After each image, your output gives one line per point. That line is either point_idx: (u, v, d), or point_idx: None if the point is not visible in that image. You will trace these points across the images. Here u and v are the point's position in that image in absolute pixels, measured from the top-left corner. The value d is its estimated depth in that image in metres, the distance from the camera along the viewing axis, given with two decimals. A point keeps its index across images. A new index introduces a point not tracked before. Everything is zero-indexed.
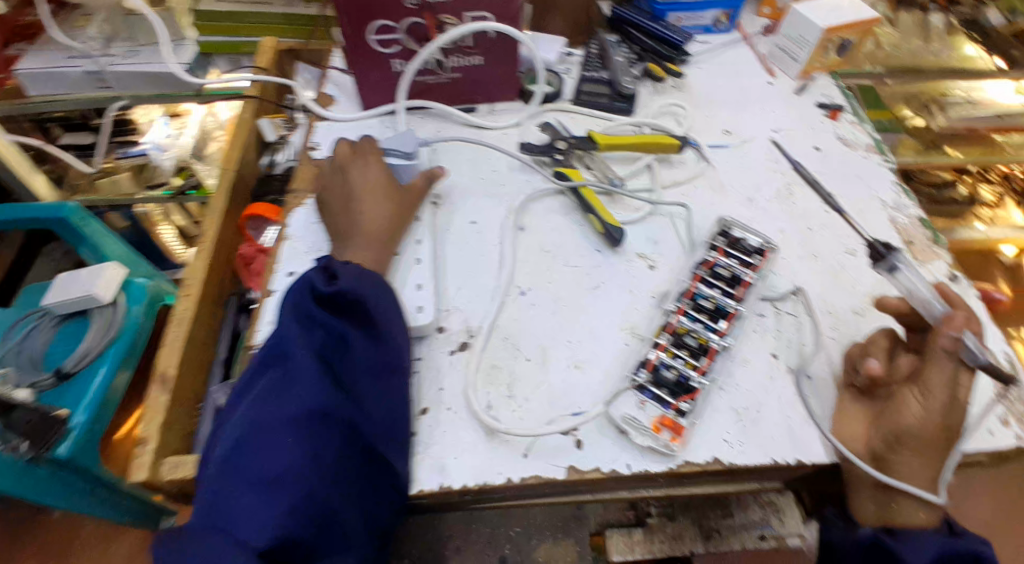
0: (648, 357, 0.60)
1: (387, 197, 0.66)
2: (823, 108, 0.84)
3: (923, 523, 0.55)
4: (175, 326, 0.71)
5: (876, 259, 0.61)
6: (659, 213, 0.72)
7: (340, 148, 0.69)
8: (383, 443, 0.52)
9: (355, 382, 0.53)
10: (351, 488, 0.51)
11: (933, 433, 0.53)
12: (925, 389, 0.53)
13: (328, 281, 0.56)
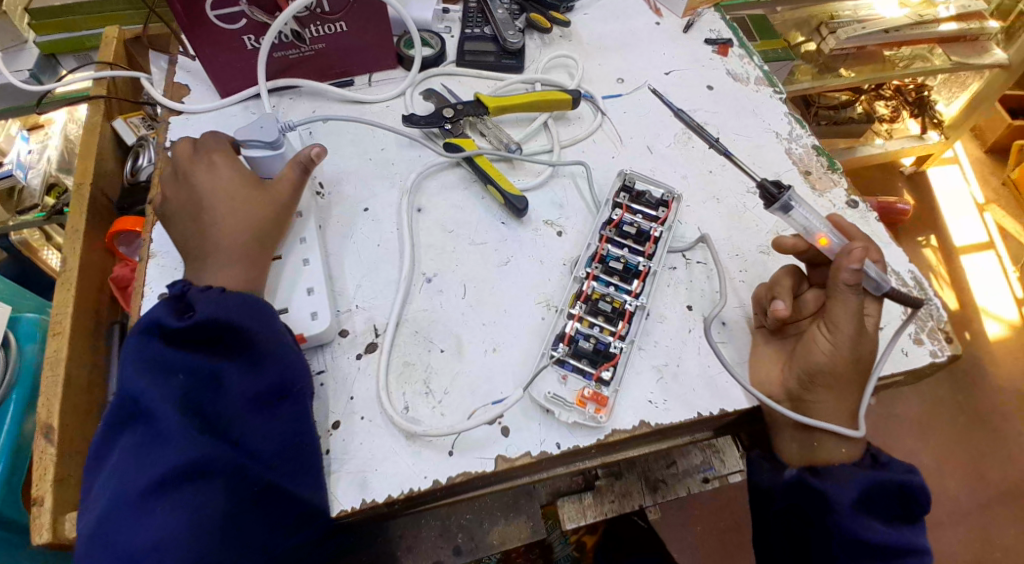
0: (565, 329, 0.57)
1: (244, 198, 0.58)
2: (712, 45, 0.83)
3: (845, 457, 0.56)
4: (49, 370, 0.66)
5: (770, 202, 0.57)
6: (560, 174, 0.69)
7: (181, 148, 0.61)
8: (275, 479, 0.48)
9: (232, 422, 0.48)
10: (246, 535, 0.47)
11: (843, 366, 0.54)
12: (833, 326, 0.54)
13: (181, 313, 0.50)
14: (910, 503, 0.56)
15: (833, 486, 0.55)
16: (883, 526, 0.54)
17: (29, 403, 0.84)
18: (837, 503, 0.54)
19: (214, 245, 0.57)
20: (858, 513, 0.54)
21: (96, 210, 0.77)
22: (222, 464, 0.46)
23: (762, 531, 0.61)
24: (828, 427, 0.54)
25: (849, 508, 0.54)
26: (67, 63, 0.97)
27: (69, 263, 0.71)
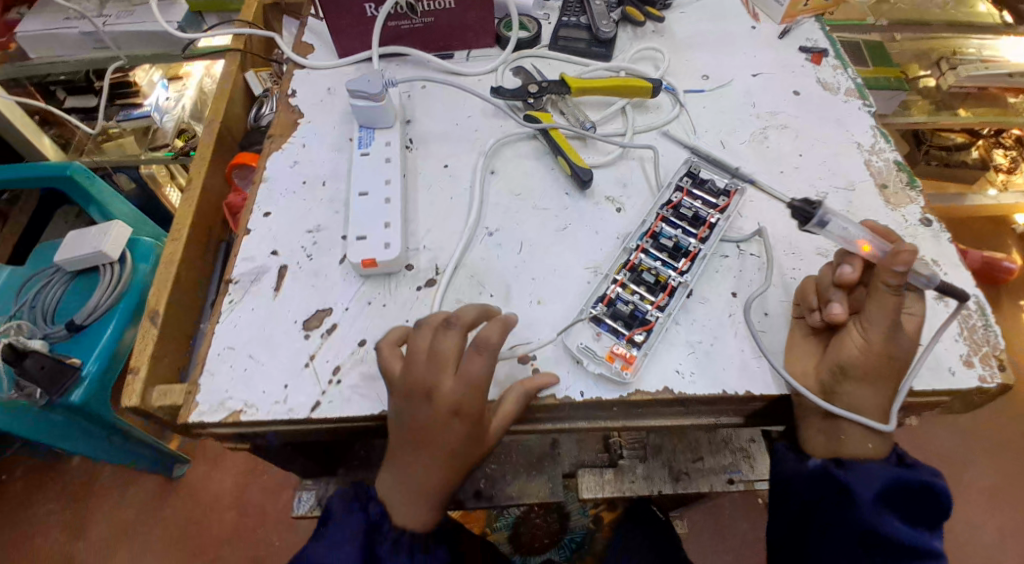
0: (607, 291, 0.62)
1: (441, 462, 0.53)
2: (805, 53, 0.84)
3: (871, 454, 0.57)
4: (164, 266, 0.76)
5: (805, 219, 0.59)
6: (629, 156, 0.73)
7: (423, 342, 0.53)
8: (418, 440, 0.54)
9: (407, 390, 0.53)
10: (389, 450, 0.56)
11: (873, 362, 0.55)
12: (866, 323, 0.55)
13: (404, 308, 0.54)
14: (931, 509, 0.56)
15: (851, 477, 0.56)
16: (899, 525, 0.55)
17: (134, 312, 1.11)
18: (853, 494, 0.56)
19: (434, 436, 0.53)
20: (875, 506, 0.55)
21: (220, 144, 0.88)
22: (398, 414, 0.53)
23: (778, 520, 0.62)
24: (851, 416, 0.55)
25: (866, 501, 0.55)
26: (210, 20, 1.10)
27: (192, 185, 0.82)
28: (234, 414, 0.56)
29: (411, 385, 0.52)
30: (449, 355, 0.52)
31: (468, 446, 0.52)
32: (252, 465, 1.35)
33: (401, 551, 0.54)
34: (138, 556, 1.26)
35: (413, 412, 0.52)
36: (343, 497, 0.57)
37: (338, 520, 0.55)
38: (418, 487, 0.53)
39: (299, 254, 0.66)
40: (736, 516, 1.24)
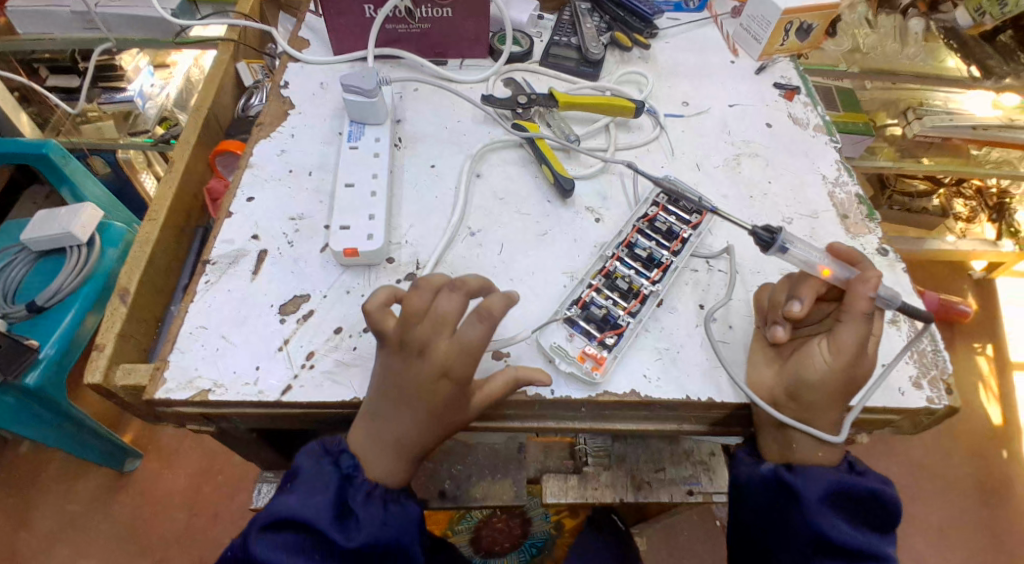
0: (582, 295, 0.64)
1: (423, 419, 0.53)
2: (780, 89, 0.88)
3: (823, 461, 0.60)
4: (139, 246, 0.75)
5: (765, 245, 0.62)
6: (610, 171, 0.75)
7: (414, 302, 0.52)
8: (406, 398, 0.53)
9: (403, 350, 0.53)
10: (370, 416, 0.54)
11: (831, 384, 0.56)
12: (835, 347, 0.56)
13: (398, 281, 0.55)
14: (878, 513, 0.59)
15: (808, 479, 0.59)
16: (848, 528, 0.58)
17: (97, 299, 1.09)
18: (810, 496, 0.58)
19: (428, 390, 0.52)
20: (827, 510, 0.58)
21: (205, 131, 0.88)
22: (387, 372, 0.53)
23: (737, 522, 0.65)
24: (804, 428, 0.58)
25: (819, 504, 0.58)
26: (205, 11, 1.11)
27: (175, 168, 0.82)
28: (201, 393, 0.56)
29: (403, 341, 0.52)
30: (446, 316, 0.52)
31: (452, 405, 0.53)
32: (210, 463, 1.31)
33: (373, 501, 0.53)
34: (82, 550, 1.21)
35: (402, 367, 0.53)
36: (310, 450, 0.55)
37: (307, 474, 0.53)
38: (393, 437, 0.54)
39: (280, 240, 0.66)
40: (691, 539, 1.26)
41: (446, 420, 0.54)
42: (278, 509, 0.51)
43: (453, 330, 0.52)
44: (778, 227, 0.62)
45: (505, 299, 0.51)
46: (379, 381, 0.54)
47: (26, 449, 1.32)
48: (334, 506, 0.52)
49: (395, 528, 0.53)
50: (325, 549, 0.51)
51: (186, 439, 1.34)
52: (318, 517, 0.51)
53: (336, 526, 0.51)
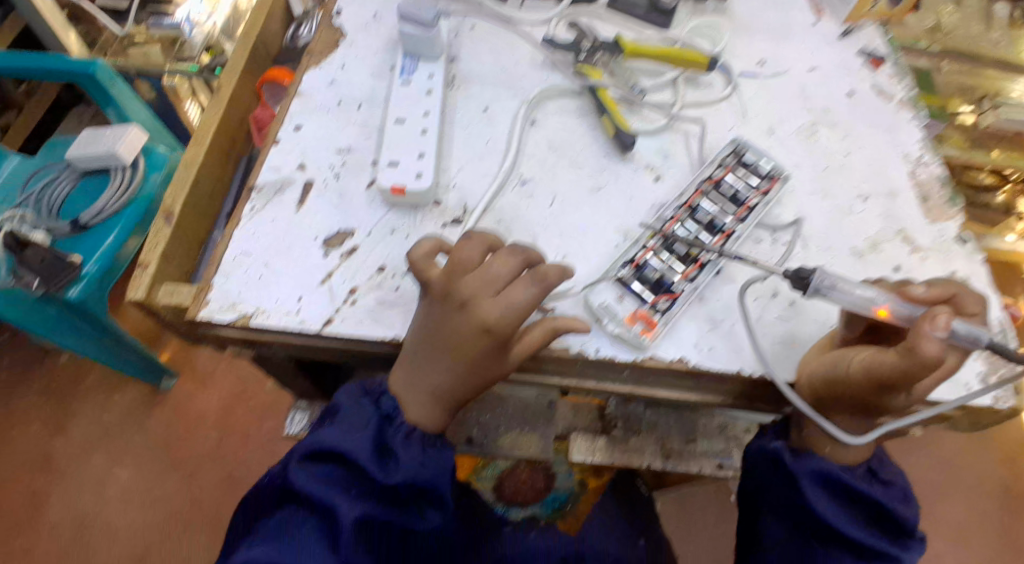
0: (636, 256, 0.61)
1: (462, 374, 0.51)
2: (864, 56, 0.81)
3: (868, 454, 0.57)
4: (184, 168, 0.73)
5: (802, 288, 0.55)
6: (674, 128, 0.71)
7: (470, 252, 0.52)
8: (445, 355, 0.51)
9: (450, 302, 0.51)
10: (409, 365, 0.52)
11: (860, 392, 0.52)
12: (870, 368, 0.50)
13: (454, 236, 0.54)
14: (886, 521, 0.55)
15: (813, 467, 0.55)
16: (847, 525, 0.55)
17: (139, 222, 1.09)
18: (810, 484, 0.55)
19: (463, 348, 0.50)
20: (826, 498, 0.55)
21: (254, 57, 0.86)
22: (431, 324, 0.51)
23: (742, 492, 0.64)
24: (819, 421, 0.53)
25: (817, 491, 0.55)
26: None
27: (221, 92, 0.80)
28: (244, 317, 0.55)
29: (448, 291, 0.51)
30: (497, 272, 0.50)
31: (489, 360, 0.51)
32: (242, 387, 1.33)
33: (413, 442, 0.52)
34: (116, 460, 1.25)
35: (441, 318, 0.51)
36: (350, 390, 0.55)
37: (347, 410, 0.52)
38: (429, 387, 0.52)
39: (327, 172, 0.64)
40: (703, 511, 1.25)
41: (481, 374, 0.52)
42: (317, 440, 0.51)
43: (498, 285, 0.50)
44: (817, 268, 0.55)
45: (560, 268, 0.50)
46: (418, 327, 0.52)
47: (67, 362, 1.36)
48: (374, 443, 0.51)
49: (433, 470, 0.52)
50: (363, 482, 0.50)
51: (220, 365, 1.36)
52: (359, 451, 0.50)
53: (375, 463, 0.50)
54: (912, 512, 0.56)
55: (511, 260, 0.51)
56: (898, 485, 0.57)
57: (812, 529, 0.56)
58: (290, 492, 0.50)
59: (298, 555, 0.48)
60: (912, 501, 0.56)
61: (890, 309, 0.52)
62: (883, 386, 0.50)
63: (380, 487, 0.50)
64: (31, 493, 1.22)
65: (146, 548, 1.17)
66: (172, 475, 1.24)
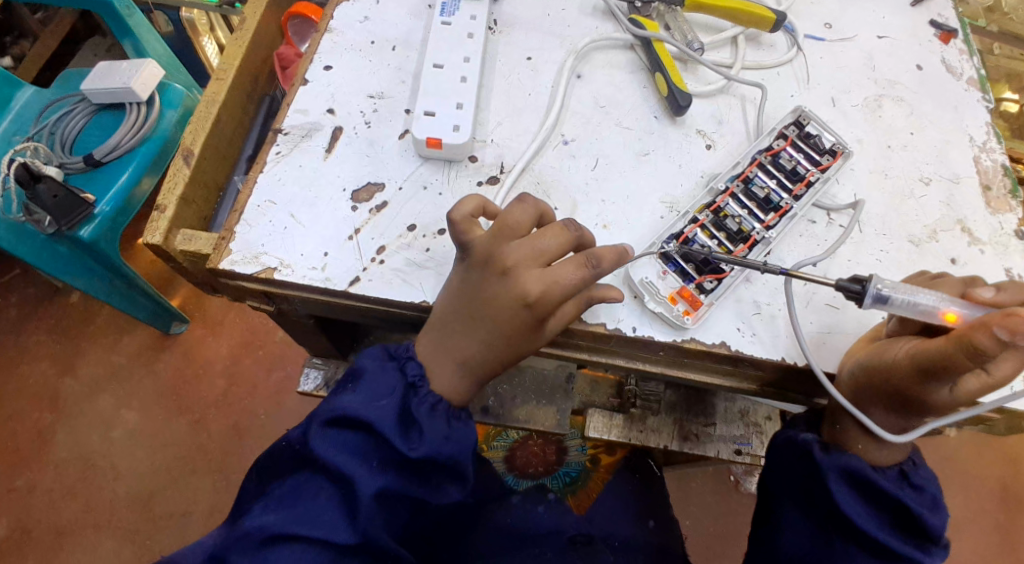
0: (683, 230, 0.57)
1: (497, 346, 0.49)
2: (934, 28, 0.75)
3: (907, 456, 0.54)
4: (204, 107, 0.69)
5: (858, 300, 0.51)
6: (731, 92, 0.66)
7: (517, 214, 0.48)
8: (479, 323, 0.49)
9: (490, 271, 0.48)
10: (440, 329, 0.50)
11: (901, 380, 0.49)
12: (918, 352, 0.47)
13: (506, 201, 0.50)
14: (913, 525, 0.52)
15: (842, 462, 0.53)
16: (870, 525, 0.52)
17: (154, 161, 1.06)
18: (836, 478, 0.53)
19: (502, 319, 0.48)
20: (851, 496, 0.53)
21: None
22: (468, 292, 0.49)
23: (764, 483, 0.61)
24: (856, 415, 0.50)
25: (842, 487, 0.53)
26: None
27: (246, 25, 0.75)
28: (267, 270, 0.53)
29: (491, 256, 0.48)
30: (544, 244, 0.47)
31: (524, 333, 0.48)
32: (251, 337, 1.33)
33: (438, 415, 0.50)
34: (124, 401, 1.25)
35: (480, 284, 0.48)
36: (374, 353, 0.53)
37: (371, 375, 0.50)
38: (461, 355, 0.50)
39: (357, 119, 0.60)
40: (703, 489, 1.22)
41: (517, 347, 0.49)
42: (339, 406, 0.48)
43: (545, 257, 0.48)
44: (872, 275, 0.50)
45: (618, 253, 0.48)
46: (454, 291, 0.49)
47: (79, 299, 1.35)
48: (397, 413, 0.49)
49: (457, 445, 0.49)
50: (385, 454, 0.48)
51: (231, 311, 1.34)
52: (382, 421, 0.48)
53: (399, 433, 0.48)
54: (942, 520, 0.52)
55: (562, 232, 0.48)
56: (930, 491, 0.53)
57: (833, 525, 0.54)
58: (311, 456, 0.48)
59: (315, 523, 0.47)
60: (943, 509, 0.53)
61: (957, 313, 0.48)
62: (928, 373, 0.47)
63: (402, 458, 0.48)
64: (41, 428, 1.23)
65: (153, 490, 1.18)
66: (180, 419, 1.24)
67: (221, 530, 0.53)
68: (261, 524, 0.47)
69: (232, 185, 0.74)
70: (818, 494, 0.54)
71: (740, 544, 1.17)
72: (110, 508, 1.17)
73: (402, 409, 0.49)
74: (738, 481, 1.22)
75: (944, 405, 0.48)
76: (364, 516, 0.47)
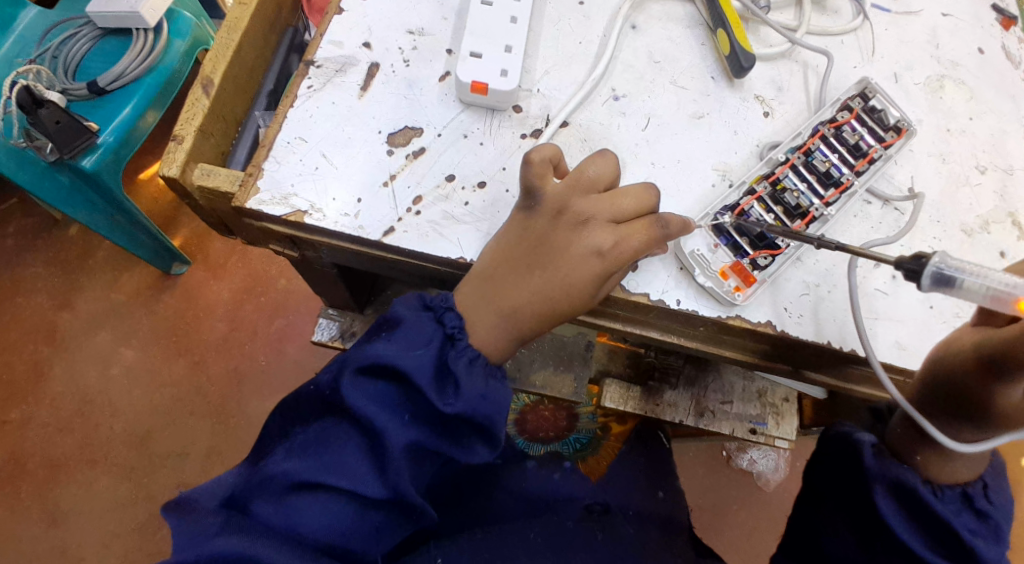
0: (737, 203, 0.54)
1: (553, 302, 0.47)
2: (996, 12, 0.69)
3: (960, 479, 0.51)
4: (225, 32, 0.63)
5: (918, 281, 0.46)
6: (793, 58, 0.62)
7: (603, 163, 0.48)
8: (540, 273, 0.47)
9: (562, 226, 0.48)
10: (486, 283, 0.48)
11: (973, 383, 0.46)
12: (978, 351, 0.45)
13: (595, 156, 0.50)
14: (964, 556, 0.49)
15: (892, 474, 0.52)
16: (917, 543, 0.50)
17: (159, 94, 1.01)
18: (882, 490, 0.52)
19: (559, 275, 0.47)
20: (897, 511, 0.51)
21: None
22: (529, 241, 0.48)
23: (809, 475, 0.61)
24: (916, 418, 0.47)
25: (888, 500, 0.51)
26: None
27: None
28: (297, 213, 0.49)
29: (563, 207, 0.48)
30: (622, 204, 0.47)
31: (588, 290, 0.47)
32: (253, 283, 1.29)
33: (475, 369, 0.48)
34: (123, 338, 1.23)
35: (547, 232, 0.48)
36: (408, 300, 0.50)
37: (408, 324, 0.48)
38: (512, 308, 0.48)
39: (394, 55, 0.56)
40: (693, 462, 1.21)
41: (574, 307, 0.48)
42: (374, 353, 0.46)
43: (618, 216, 0.47)
44: (939, 253, 0.46)
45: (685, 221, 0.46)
46: (512, 241, 0.48)
47: (77, 232, 1.31)
48: (433, 364, 0.47)
49: (492, 405, 0.47)
50: (418, 405, 0.47)
51: (234, 255, 1.30)
52: (417, 371, 0.45)
53: (435, 387, 0.46)
54: (1000, 551, 0.49)
55: (642, 196, 0.48)
56: (995, 518, 0.50)
57: (881, 541, 0.52)
58: (340, 403, 0.47)
59: (342, 474, 0.46)
60: (1004, 540, 0.50)
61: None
62: (993, 369, 0.44)
63: (436, 413, 0.46)
64: (37, 360, 1.21)
65: (149, 429, 1.17)
66: (179, 360, 1.22)
67: (241, 472, 0.52)
68: (283, 470, 0.47)
69: (253, 122, 0.69)
70: (860, 500, 0.53)
71: (726, 515, 1.18)
72: (106, 445, 1.15)
73: (438, 360, 0.47)
74: (728, 456, 1.21)
75: (1016, 407, 0.45)
76: (394, 470, 0.46)
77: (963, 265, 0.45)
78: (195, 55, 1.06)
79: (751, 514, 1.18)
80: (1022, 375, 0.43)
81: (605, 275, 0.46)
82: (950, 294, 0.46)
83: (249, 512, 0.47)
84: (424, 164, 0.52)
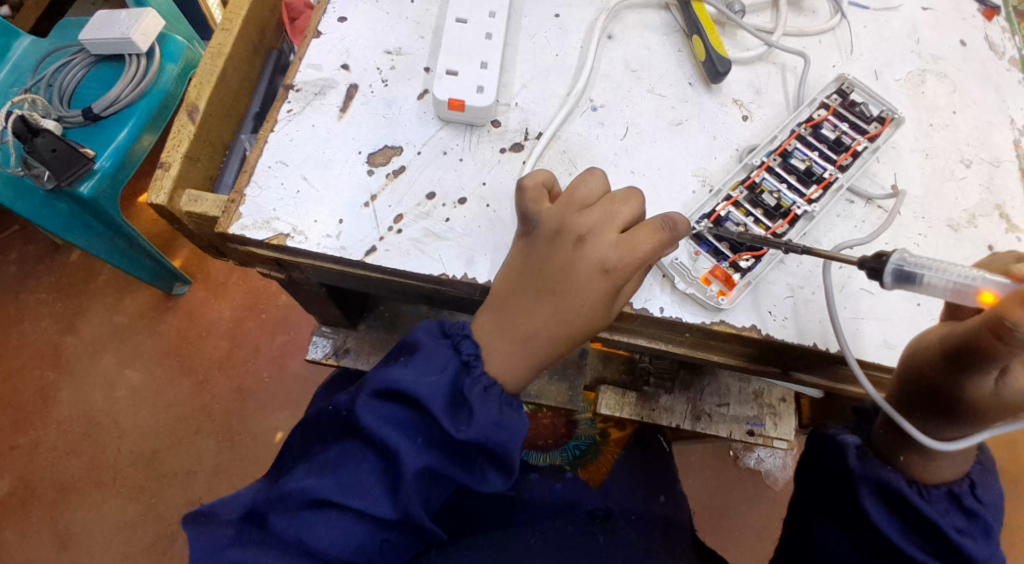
0: (715, 209, 0.54)
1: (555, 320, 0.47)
2: (978, 3, 0.69)
3: (949, 478, 0.51)
4: (209, 58, 0.64)
5: (881, 281, 0.47)
6: (771, 60, 0.62)
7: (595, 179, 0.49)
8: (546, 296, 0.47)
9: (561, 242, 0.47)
10: (501, 309, 0.48)
11: (946, 378, 0.46)
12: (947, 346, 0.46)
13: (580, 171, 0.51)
14: (954, 555, 0.49)
15: (876, 475, 0.52)
16: (905, 543, 0.50)
17: (154, 118, 1.02)
18: (867, 491, 0.52)
19: (567, 300, 0.46)
20: (884, 513, 0.51)
21: None
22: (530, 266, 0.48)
23: (799, 479, 0.61)
24: (895, 417, 0.47)
25: (874, 501, 0.52)
26: None
27: None
28: (279, 237, 0.50)
29: (559, 227, 0.47)
30: (615, 210, 0.46)
31: (595, 306, 0.46)
32: (254, 301, 1.29)
33: (491, 398, 0.47)
34: (127, 361, 1.24)
35: (550, 254, 0.47)
36: (429, 327, 0.51)
37: (426, 349, 0.48)
38: (522, 335, 0.48)
39: (373, 76, 0.56)
40: (700, 463, 1.21)
41: (589, 327, 0.47)
42: (390, 378, 0.47)
43: (619, 223, 0.46)
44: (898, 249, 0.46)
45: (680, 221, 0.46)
46: (520, 266, 0.48)
47: (78, 257, 1.32)
48: (447, 391, 0.47)
49: (508, 434, 0.47)
50: (431, 430, 0.47)
51: (233, 274, 1.31)
52: (432, 398, 0.46)
53: (448, 413, 0.46)
54: (989, 548, 0.50)
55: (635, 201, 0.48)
56: (984, 517, 0.50)
57: (870, 543, 0.52)
58: (357, 425, 0.48)
59: (357, 494, 0.47)
60: (994, 538, 0.50)
61: (993, 288, 0.43)
62: (959, 362, 0.45)
63: (449, 439, 0.46)
64: (43, 385, 1.22)
65: (156, 449, 1.17)
66: (182, 381, 1.23)
67: (261, 486, 0.54)
68: (302, 486, 0.48)
69: (239, 145, 0.70)
70: (848, 501, 0.53)
71: (734, 515, 1.17)
72: (114, 467, 1.16)
73: (454, 387, 0.48)
74: (736, 456, 1.21)
75: (987, 401, 0.45)
76: (405, 492, 0.46)
77: (923, 261, 0.45)
78: (188, 77, 1.07)
79: (760, 513, 1.17)
80: (990, 366, 0.44)
81: (598, 287, 0.45)
82: (914, 290, 0.47)
83: (267, 524, 0.49)
84: (403, 183, 0.52)
